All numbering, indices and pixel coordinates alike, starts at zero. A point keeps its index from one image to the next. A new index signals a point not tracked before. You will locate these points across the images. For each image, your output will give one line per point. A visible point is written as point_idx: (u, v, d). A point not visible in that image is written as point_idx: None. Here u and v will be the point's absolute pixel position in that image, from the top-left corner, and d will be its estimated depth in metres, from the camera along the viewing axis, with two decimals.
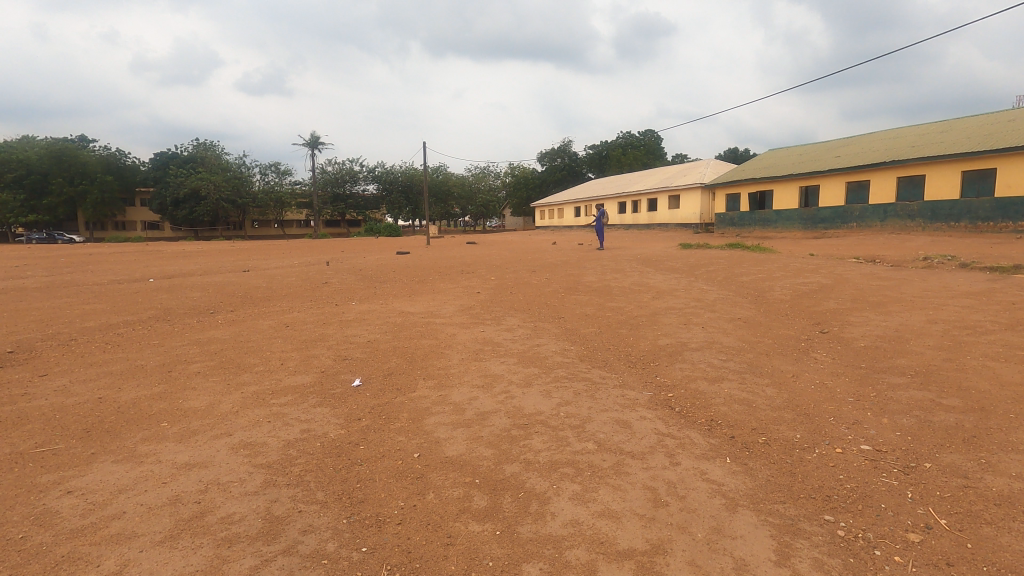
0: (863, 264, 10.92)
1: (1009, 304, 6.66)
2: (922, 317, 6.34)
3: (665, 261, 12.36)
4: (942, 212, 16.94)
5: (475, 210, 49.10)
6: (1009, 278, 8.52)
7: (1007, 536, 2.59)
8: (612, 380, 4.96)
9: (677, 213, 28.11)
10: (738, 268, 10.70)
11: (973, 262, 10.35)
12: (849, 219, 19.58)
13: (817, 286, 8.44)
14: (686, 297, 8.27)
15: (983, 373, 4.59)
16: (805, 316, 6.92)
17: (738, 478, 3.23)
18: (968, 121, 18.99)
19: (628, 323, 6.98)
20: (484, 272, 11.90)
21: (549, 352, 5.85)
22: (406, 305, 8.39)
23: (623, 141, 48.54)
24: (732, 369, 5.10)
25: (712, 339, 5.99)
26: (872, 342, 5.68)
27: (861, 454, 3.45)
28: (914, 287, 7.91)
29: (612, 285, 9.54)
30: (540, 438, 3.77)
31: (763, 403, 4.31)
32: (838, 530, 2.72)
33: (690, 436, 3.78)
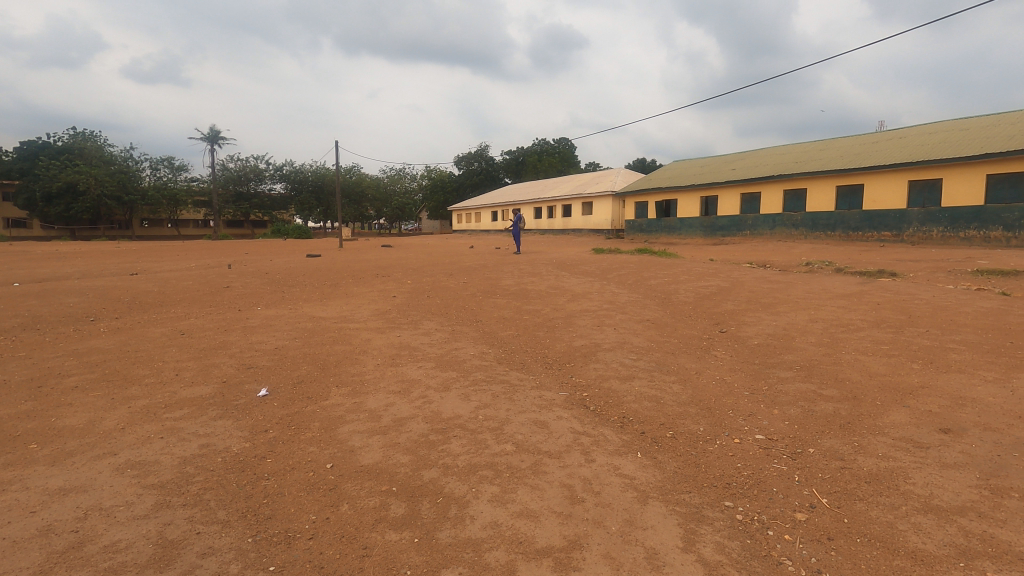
0: (756, 269, 11.87)
1: (875, 304, 7.52)
2: (806, 317, 7.01)
3: (579, 265, 12.72)
4: (821, 222, 18.80)
5: (390, 213, 47.96)
6: (875, 281, 9.62)
7: (874, 510, 2.91)
8: (529, 382, 5.03)
9: (589, 219, 29.11)
10: (646, 272, 11.26)
11: (846, 267, 11.56)
12: (743, 227, 21.26)
13: (717, 289, 9.07)
14: (599, 300, 8.56)
15: (856, 366, 5.14)
16: (707, 317, 7.41)
17: (649, 471, 3.39)
18: (843, 141, 21.24)
19: (545, 325, 7.12)
20: (400, 275, 11.67)
21: (467, 355, 5.84)
22: (317, 310, 8.03)
23: (538, 148, 49.52)
24: (643, 367, 5.36)
25: (624, 340, 6.26)
26: (764, 339, 6.21)
27: (756, 443, 3.75)
28: (799, 290, 8.72)
29: (528, 288, 9.69)
30: (459, 442, 3.74)
31: (670, 399, 4.56)
32: (737, 514, 2.93)
33: (604, 433, 3.92)
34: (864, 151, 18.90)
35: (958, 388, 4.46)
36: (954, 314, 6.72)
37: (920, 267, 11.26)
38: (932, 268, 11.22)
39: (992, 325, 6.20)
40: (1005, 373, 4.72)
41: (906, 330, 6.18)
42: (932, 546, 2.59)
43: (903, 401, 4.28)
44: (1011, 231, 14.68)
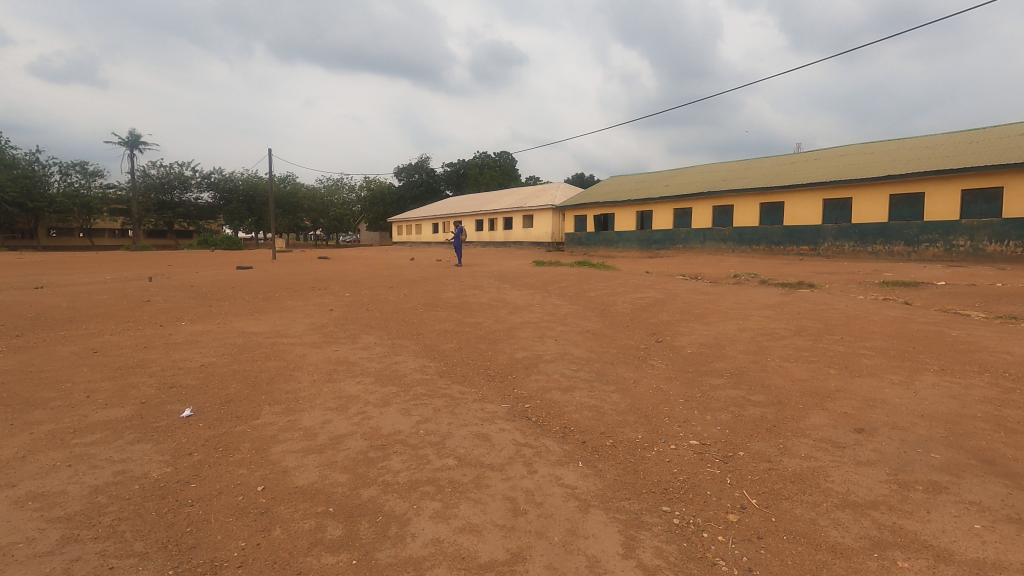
0: (689, 281, 12.40)
1: (796, 313, 8.03)
2: (735, 326, 7.38)
3: (520, 277, 12.81)
4: (747, 237, 19.92)
5: (328, 224, 46.63)
6: (795, 292, 10.27)
7: (799, 508, 3.08)
8: (471, 395, 4.99)
9: (530, 232, 29.47)
10: (585, 284, 11.50)
11: (770, 279, 12.28)
12: (676, 241, 22.23)
13: (653, 300, 9.40)
14: (541, 311, 8.65)
15: (780, 372, 5.45)
16: (643, 327, 7.65)
17: (590, 480, 3.43)
18: (765, 161, 22.66)
19: (487, 338, 7.11)
20: (337, 288, 11.34)
21: (407, 370, 5.72)
22: (248, 325, 7.65)
23: (480, 161, 49.77)
24: (583, 378, 5.45)
25: (564, 351, 6.36)
26: (697, 348, 6.48)
27: (691, 448, 3.89)
28: (728, 301, 9.18)
29: (470, 300, 9.67)
30: (399, 458, 3.66)
31: (610, 408, 4.66)
32: (674, 518, 3.02)
33: (546, 444, 3.95)
34: (785, 171, 20.23)
35: (869, 391, 4.81)
36: (864, 322, 7.28)
37: (835, 279, 12.13)
38: (845, 279, 12.12)
39: (897, 332, 6.76)
40: (909, 376, 5.15)
41: (823, 338, 6.63)
42: (849, 540, 2.76)
43: (822, 404, 4.57)
44: (912, 245, 16.07)
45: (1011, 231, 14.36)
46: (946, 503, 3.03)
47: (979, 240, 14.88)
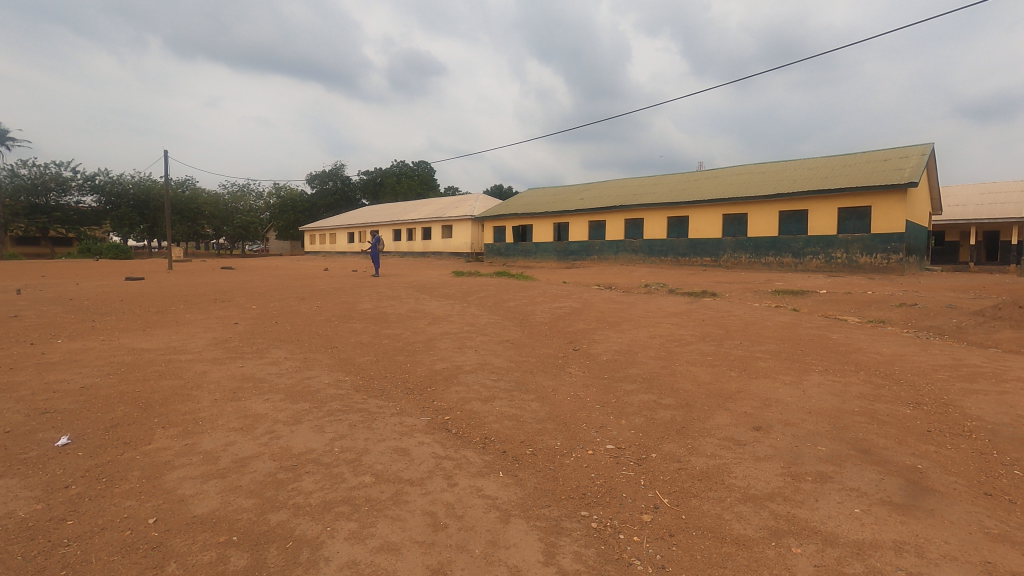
0: (603, 290, 12.86)
1: (701, 320, 8.56)
2: (646, 333, 7.74)
3: (439, 288, 12.71)
4: (656, 248, 21.02)
5: (232, 232, 43.77)
6: (700, 300, 10.97)
7: (707, 504, 3.26)
8: (389, 409, 4.84)
9: (449, 242, 29.33)
10: (504, 294, 11.60)
11: (676, 288, 13.03)
12: (591, 252, 23.05)
13: (569, 309, 9.66)
14: (460, 322, 8.60)
15: (687, 376, 5.77)
16: (561, 336, 7.83)
17: (510, 489, 3.44)
18: (672, 177, 24.08)
19: (405, 350, 6.95)
20: (243, 300, 10.66)
21: (321, 385, 5.47)
22: (138, 341, 6.98)
23: (397, 169, 49.00)
24: (503, 387, 5.47)
25: (484, 361, 6.35)
26: (611, 355, 6.72)
27: (607, 453, 4.01)
28: (639, 309, 9.63)
29: (388, 312, 9.44)
30: (311, 478, 3.47)
31: (530, 417, 4.70)
32: (592, 522, 3.09)
33: (466, 455, 3.91)
34: (689, 187, 21.61)
35: (765, 391, 5.21)
36: (759, 327, 7.91)
37: (734, 288, 13.09)
38: (742, 288, 13.11)
39: (788, 336, 7.40)
40: (798, 376, 5.64)
41: (724, 342, 7.12)
42: (750, 531, 2.96)
43: (725, 405, 4.89)
44: (798, 257, 17.65)
45: (878, 245, 16.18)
46: (831, 491, 3.34)
47: (853, 252, 16.62)
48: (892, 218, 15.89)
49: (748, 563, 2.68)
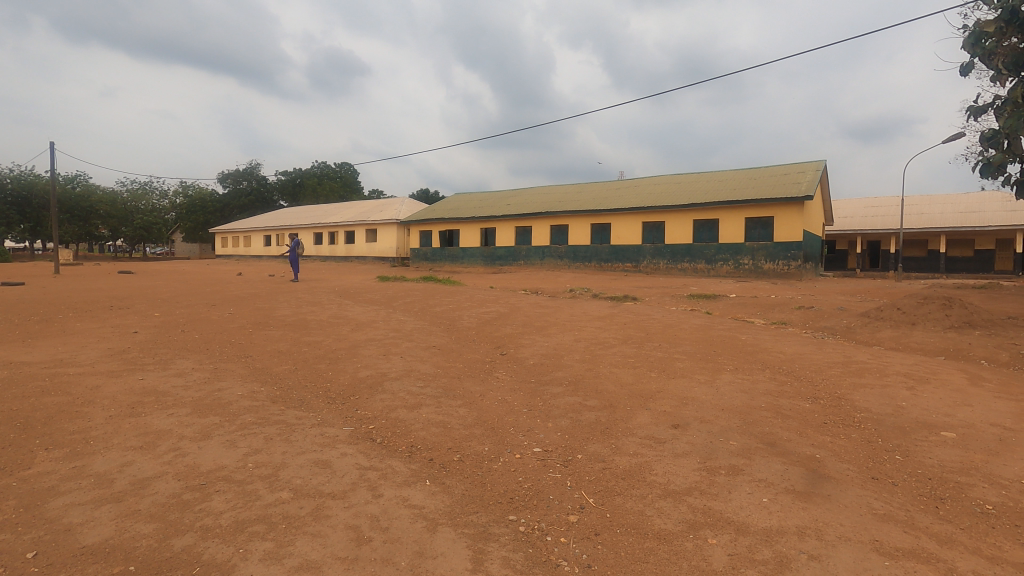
0: (530, 295, 13.01)
1: (623, 324, 8.87)
2: (571, 337, 7.90)
3: (363, 293, 12.32)
4: (580, 254, 21.58)
5: (131, 233, 40.26)
6: (622, 305, 11.36)
7: (630, 502, 3.35)
8: (309, 420, 4.62)
9: (373, 247, 28.60)
10: (431, 299, 11.45)
11: (600, 293, 13.43)
12: (517, 257, 23.29)
13: (496, 314, 9.68)
14: (385, 328, 8.38)
15: (611, 378, 5.95)
16: (488, 341, 7.82)
17: (437, 498, 3.37)
18: (595, 185, 24.86)
19: (326, 357, 6.67)
20: (144, 307, 9.82)
21: (233, 397, 5.11)
22: (16, 354, 6.22)
23: (318, 170, 47.19)
24: (430, 394, 5.37)
25: (410, 368, 6.22)
26: (538, 359, 6.80)
27: (534, 456, 4.04)
28: (565, 313, 9.83)
29: (308, 318, 9.03)
30: (222, 497, 3.23)
31: (457, 423, 4.65)
32: (520, 526, 3.09)
33: (391, 465, 3.80)
34: (611, 195, 22.39)
35: (683, 390, 5.47)
36: (677, 330, 8.31)
37: (653, 293, 13.69)
38: (660, 293, 13.74)
39: (702, 338, 7.83)
40: (711, 375, 5.98)
41: (645, 345, 7.41)
42: (670, 525, 3.08)
43: (646, 405, 5.08)
44: (710, 263, 18.73)
45: (780, 252, 17.50)
46: (743, 483, 3.55)
47: (758, 259, 17.86)
48: (792, 228, 17.27)
49: (669, 556, 2.79)
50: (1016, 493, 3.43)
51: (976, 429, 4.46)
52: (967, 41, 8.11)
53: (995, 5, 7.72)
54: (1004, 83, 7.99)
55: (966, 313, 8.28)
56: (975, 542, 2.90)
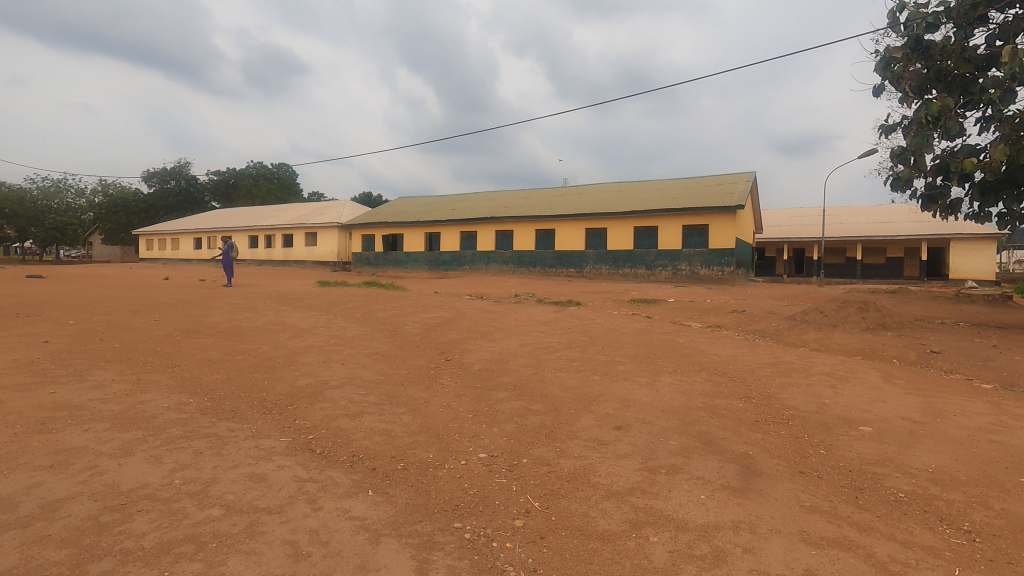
0: (475, 300, 12.98)
1: (567, 328, 8.99)
2: (517, 342, 7.94)
3: (302, 299, 11.90)
4: (525, 259, 21.75)
5: (42, 234, 37.15)
6: (566, 309, 11.53)
7: (575, 504, 3.39)
8: (243, 432, 4.40)
9: (313, 251, 27.72)
10: (374, 305, 11.20)
11: (544, 298, 13.56)
12: (462, 262, 23.19)
13: (441, 320, 9.59)
14: (326, 335, 8.11)
15: (555, 382, 6.01)
16: (433, 347, 7.73)
17: (380, 508, 3.29)
18: (539, 192, 25.15)
19: (262, 366, 6.38)
20: (56, 314, 9.06)
21: (158, 409, 4.79)
22: None
23: (254, 171, 45.28)
24: (372, 402, 5.24)
25: (352, 375, 6.05)
26: (483, 364, 6.78)
27: (480, 461, 4.02)
28: (510, 318, 9.86)
29: (242, 325, 8.62)
30: (146, 517, 3.02)
31: (400, 430, 4.56)
32: (466, 533, 3.05)
33: (332, 476, 3.68)
34: (555, 202, 22.71)
35: (625, 392, 5.60)
36: (619, 334, 8.51)
37: (596, 297, 13.99)
38: (603, 297, 14.04)
39: (643, 341, 8.05)
40: (652, 377, 6.16)
41: (589, 349, 7.55)
42: (614, 525, 3.13)
43: (590, 408, 5.16)
44: (650, 269, 19.33)
45: (714, 259, 18.29)
46: (681, 481, 3.66)
47: (695, 265, 18.58)
48: (726, 236, 18.11)
49: (612, 556, 2.84)
50: (924, 481, 3.72)
51: (889, 423, 4.81)
52: (879, 65, 8.80)
53: (903, 33, 8.42)
54: (910, 104, 8.71)
55: (880, 316, 8.94)
56: (890, 529, 3.12)
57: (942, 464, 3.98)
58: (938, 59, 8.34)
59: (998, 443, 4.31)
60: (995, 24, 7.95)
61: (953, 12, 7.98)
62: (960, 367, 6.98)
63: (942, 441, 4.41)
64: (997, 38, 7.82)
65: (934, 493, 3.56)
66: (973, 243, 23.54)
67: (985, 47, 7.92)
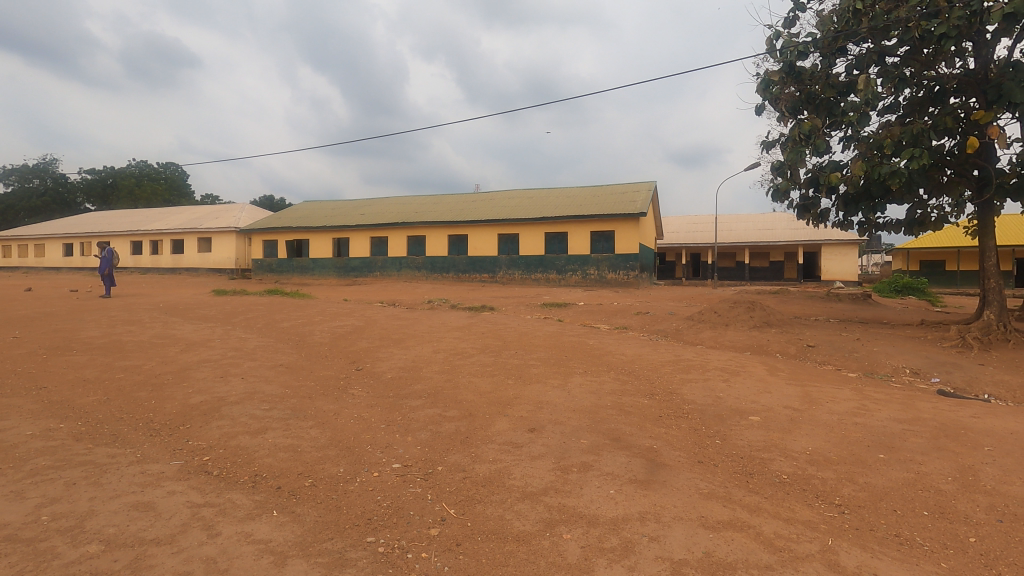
0: (386, 307, 12.67)
1: (481, 333, 9.03)
2: (430, 348, 7.85)
3: (194, 310, 11.00)
4: (438, 265, 21.56)
5: None
6: (479, 314, 11.58)
7: (491, 509, 3.40)
8: (126, 458, 3.98)
9: (207, 257, 25.75)
10: (277, 314, 10.61)
11: (457, 303, 13.53)
12: (373, 269, 22.56)
13: (351, 328, 9.27)
14: (223, 347, 7.56)
15: (470, 387, 6.00)
16: (343, 356, 7.46)
17: (286, 528, 3.11)
18: (452, 198, 25.06)
19: (148, 384, 5.81)
20: None
21: (18, 438, 4.21)
22: None
23: (136, 170, 41.31)
24: (276, 417, 4.95)
25: (254, 389, 5.68)
26: (396, 373, 6.64)
27: (393, 472, 3.92)
28: (423, 325, 9.73)
29: (123, 339, 7.82)
30: (3, 564, 2.64)
31: (308, 445, 4.35)
32: (379, 547, 2.97)
33: (231, 498, 3.43)
34: (468, 207, 22.75)
35: (538, 395, 5.72)
36: (531, 337, 8.68)
37: (508, 302, 14.19)
38: (515, 302, 14.24)
39: (555, 344, 8.26)
40: (564, 379, 6.32)
41: (503, 353, 7.61)
42: (529, 526, 3.19)
43: (504, 412, 5.21)
44: (561, 274, 19.88)
45: (620, 263, 19.16)
46: (593, 477, 3.80)
47: (602, 270, 19.35)
48: (630, 242, 19.06)
49: (527, 556, 2.88)
50: (803, 462, 4.13)
51: (774, 412, 5.29)
52: (760, 86, 9.71)
53: (779, 58, 9.34)
54: (786, 123, 9.67)
55: (765, 314, 9.81)
56: (775, 508, 3.43)
57: (818, 446, 4.44)
58: (808, 84, 9.34)
59: (860, 425, 4.89)
60: (852, 55, 9.01)
61: (819, 43, 8.97)
62: (831, 358, 7.84)
63: (817, 425, 4.93)
64: (854, 68, 8.89)
65: (812, 472, 3.96)
66: (839, 248, 26.49)
67: (845, 75, 8.98)
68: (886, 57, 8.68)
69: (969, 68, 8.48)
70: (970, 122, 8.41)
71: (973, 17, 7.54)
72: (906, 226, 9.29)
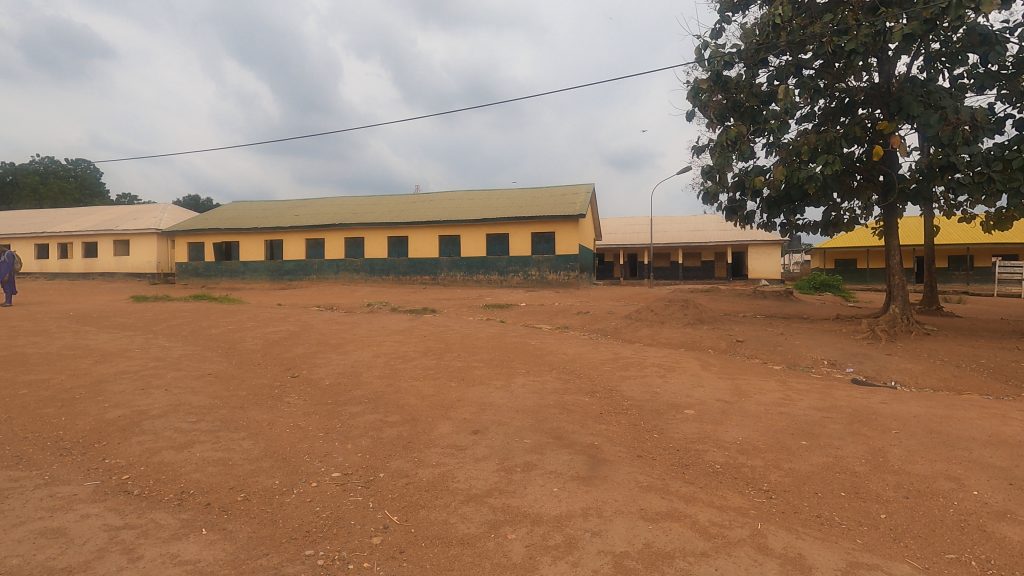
0: (323, 311, 12.29)
1: (422, 336, 8.93)
2: (370, 352, 7.68)
3: (110, 318, 10.25)
4: (377, 267, 21.11)
5: None
6: (421, 317, 11.45)
7: (435, 514, 3.35)
8: (32, 481, 3.64)
9: (124, 260, 24.05)
10: (204, 321, 10.07)
11: (397, 306, 13.32)
12: (309, 272, 21.80)
13: (285, 333, 8.92)
14: (144, 357, 7.08)
15: (411, 391, 5.92)
16: (277, 363, 7.16)
17: (216, 547, 2.94)
18: (391, 199, 24.63)
19: (57, 400, 5.33)
20: None
21: None
22: None
23: (40, 166, 38.05)
24: (204, 429, 4.68)
25: (179, 401, 5.34)
26: (334, 379, 6.44)
27: (333, 482, 3.80)
28: (362, 329, 9.52)
29: (27, 351, 7.17)
30: None
31: (240, 458, 4.14)
32: (318, 560, 2.87)
33: (155, 518, 3.21)
34: (408, 209, 22.42)
35: (481, 396, 5.71)
36: (474, 339, 8.66)
37: (450, 303, 14.16)
38: (457, 303, 14.20)
39: (497, 345, 8.29)
40: (507, 380, 6.34)
41: (445, 356, 7.55)
42: (473, 528, 3.17)
43: (447, 415, 5.16)
44: (502, 275, 19.97)
45: (561, 264, 19.46)
46: (537, 476, 3.84)
47: (543, 270, 19.57)
48: (570, 243, 19.40)
49: (472, 559, 2.87)
50: (734, 452, 4.34)
51: (707, 405, 5.53)
52: (690, 94, 10.15)
53: (707, 68, 9.80)
54: (714, 129, 10.15)
55: (697, 312, 10.24)
56: (709, 496, 3.59)
57: (747, 436, 4.67)
58: (734, 92, 9.83)
59: (785, 414, 5.20)
60: (773, 66, 9.56)
61: (743, 54, 9.48)
62: (758, 352, 8.28)
63: (746, 416, 5.19)
64: (775, 78, 9.45)
65: (742, 461, 4.17)
66: (764, 248, 28.09)
67: (767, 85, 9.53)
68: (803, 69, 9.27)
69: (875, 81, 9.20)
70: (876, 131, 9.14)
71: (878, 35, 8.18)
72: (822, 228, 9.95)
